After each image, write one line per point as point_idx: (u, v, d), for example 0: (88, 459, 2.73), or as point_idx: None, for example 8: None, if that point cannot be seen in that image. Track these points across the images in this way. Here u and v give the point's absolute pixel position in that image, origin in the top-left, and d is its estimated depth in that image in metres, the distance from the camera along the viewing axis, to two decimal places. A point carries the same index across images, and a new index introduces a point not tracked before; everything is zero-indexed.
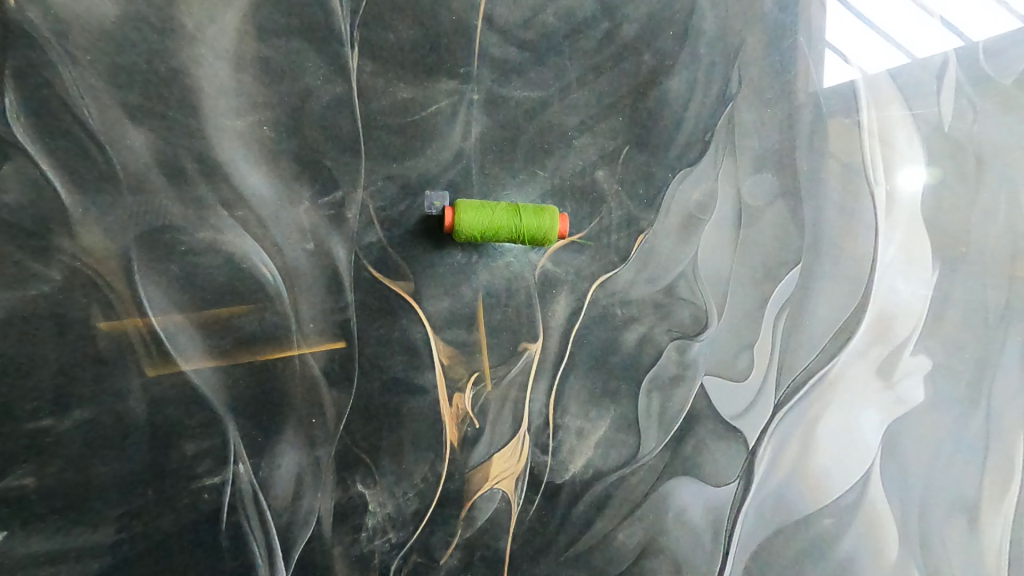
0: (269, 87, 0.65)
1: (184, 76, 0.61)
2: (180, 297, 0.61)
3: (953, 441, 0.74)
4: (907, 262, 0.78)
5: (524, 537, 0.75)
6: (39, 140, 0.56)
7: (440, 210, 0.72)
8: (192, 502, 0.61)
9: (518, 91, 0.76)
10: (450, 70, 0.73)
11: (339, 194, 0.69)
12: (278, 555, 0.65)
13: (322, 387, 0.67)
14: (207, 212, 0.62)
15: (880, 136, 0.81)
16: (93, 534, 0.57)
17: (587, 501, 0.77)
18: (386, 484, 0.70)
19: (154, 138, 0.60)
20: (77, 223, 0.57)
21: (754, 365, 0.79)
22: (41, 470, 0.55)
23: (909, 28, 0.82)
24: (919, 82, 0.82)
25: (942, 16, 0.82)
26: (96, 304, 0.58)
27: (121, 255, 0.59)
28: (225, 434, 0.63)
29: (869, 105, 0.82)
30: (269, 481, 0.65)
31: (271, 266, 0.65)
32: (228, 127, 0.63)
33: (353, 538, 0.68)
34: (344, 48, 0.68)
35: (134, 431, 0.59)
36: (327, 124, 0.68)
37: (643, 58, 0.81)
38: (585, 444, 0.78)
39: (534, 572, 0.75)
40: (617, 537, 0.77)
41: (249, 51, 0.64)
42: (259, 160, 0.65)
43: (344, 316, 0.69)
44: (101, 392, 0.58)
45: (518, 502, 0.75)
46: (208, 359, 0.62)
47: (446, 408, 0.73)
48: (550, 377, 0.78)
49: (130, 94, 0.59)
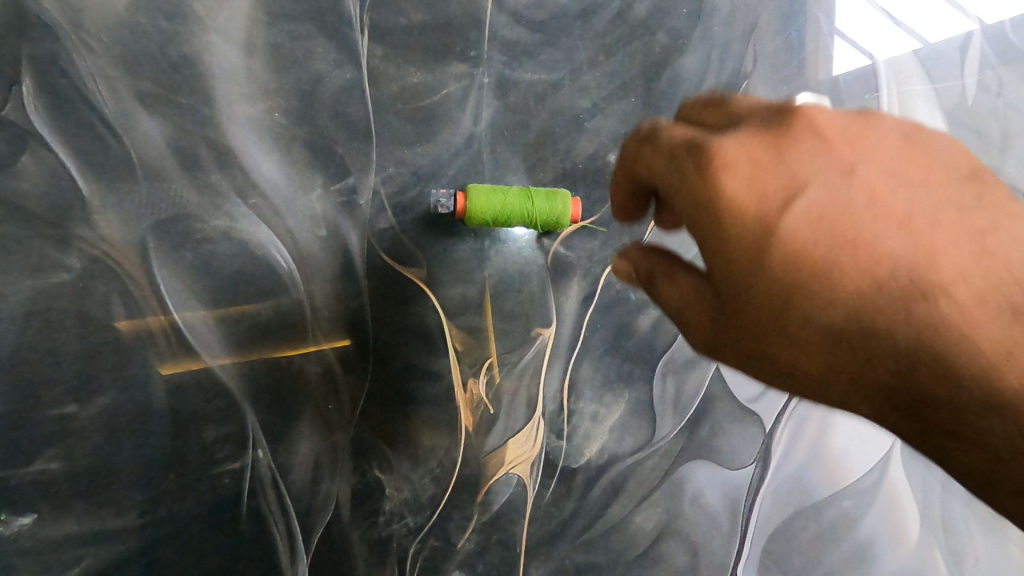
0: (280, 74, 0.64)
1: (196, 63, 0.61)
2: (196, 285, 0.61)
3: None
4: None
5: (540, 521, 0.76)
6: (57, 126, 0.55)
7: (447, 203, 0.72)
8: (213, 486, 0.61)
9: (529, 73, 0.76)
10: (460, 53, 0.73)
11: (350, 180, 0.68)
12: (298, 538, 0.66)
13: (338, 373, 0.68)
14: (221, 200, 0.62)
15: (900, 112, 0.82)
16: (118, 517, 0.58)
17: (602, 486, 0.79)
18: (403, 470, 0.72)
19: (167, 125, 0.60)
20: (95, 211, 0.57)
21: None
22: (67, 454, 0.56)
23: (930, 20, 0.83)
24: (941, 57, 0.82)
25: (979, 17, 0.82)
26: (116, 292, 0.57)
27: (139, 244, 0.58)
28: (245, 422, 0.63)
29: (890, 84, 0.83)
30: (288, 467, 0.65)
31: (285, 253, 0.65)
32: (241, 114, 0.63)
33: (371, 522, 0.70)
34: (355, 33, 0.68)
35: (155, 418, 0.59)
36: (339, 110, 0.67)
37: (655, 37, 0.80)
38: (599, 429, 0.80)
39: (551, 555, 0.76)
40: (634, 520, 0.79)
41: (260, 36, 0.63)
42: (271, 147, 0.64)
43: (359, 302, 0.70)
44: (121, 379, 0.58)
45: (533, 486, 0.77)
46: (227, 349, 0.62)
47: (461, 394, 0.75)
48: (564, 363, 0.79)
49: (142, 83, 0.59)
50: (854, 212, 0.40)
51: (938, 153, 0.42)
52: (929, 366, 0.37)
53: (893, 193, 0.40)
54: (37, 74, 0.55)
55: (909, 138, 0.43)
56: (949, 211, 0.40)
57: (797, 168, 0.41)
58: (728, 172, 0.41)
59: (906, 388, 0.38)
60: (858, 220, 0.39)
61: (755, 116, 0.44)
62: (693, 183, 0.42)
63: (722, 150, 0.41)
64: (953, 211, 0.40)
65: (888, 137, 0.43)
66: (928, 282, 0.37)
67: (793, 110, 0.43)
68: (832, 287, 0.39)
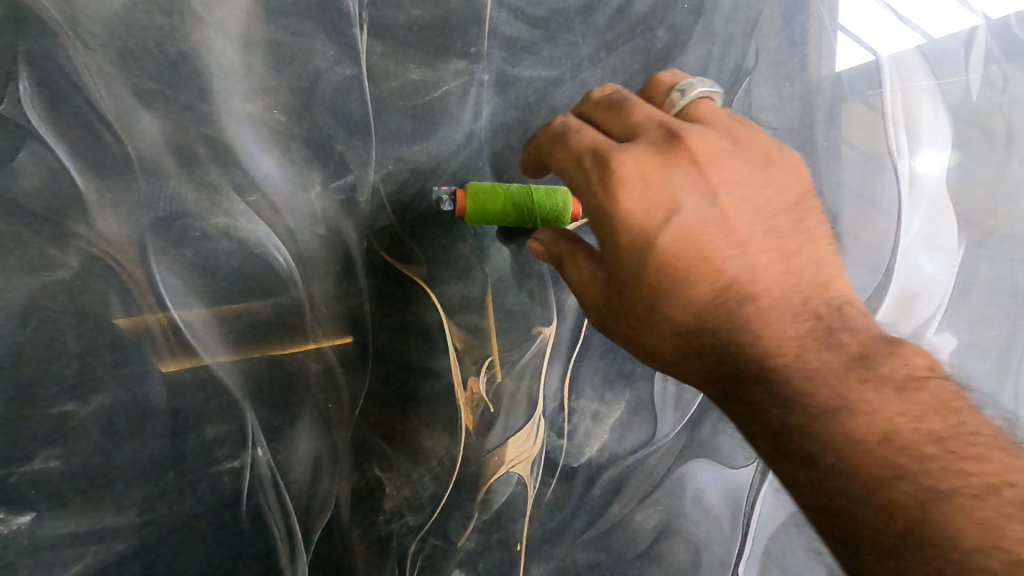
0: (279, 70, 0.62)
1: (195, 61, 0.57)
2: (195, 283, 0.60)
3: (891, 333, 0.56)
4: (930, 240, 0.92)
5: (541, 516, 0.84)
6: (49, 117, 0.51)
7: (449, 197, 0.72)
8: (213, 485, 0.61)
9: (529, 70, 0.76)
10: (461, 49, 0.72)
11: (350, 178, 0.68)
12: (297, 535, 0.67)
13: (338, 372, 0.69)
14: (219, 196, 0.60)
15: (904, 108, 0.91)
16: (117, 516, 0.57)
17: (603, 486, 0.88)
18: (402, 468, 0.75)
19: (166, 123, 0.57)
20: (93, 209, 0.54)
21: None
22: (66, 453, 0.54)
23: (930, 16, 0.90)
24: (944, 52, 0.91)
25: (981, 15, 0.91)
26: (115, 291, 0.55)
27: (137, 241, 0.56)
28: (244, 421, 0.63)
29: (894, 79, 0.90)
30: (288, 466, 0.66)
31: (283, 250, 0.64)
32: (239, 110, 0.60)
33: (371, 520, 0.73)
34: (354, 29, 0.65)
35: (154, 418, 0.58)
36: (337, 106, 0.65)
37: (657, 34, 0.80)
38: (599, 428, 0.87)
39: (555, 552, 0.85)
40: (636, 519, 0.89)
41: (258, 32, 0.60)
42: (269, 143, 0.62)
43: (359, 301, 0.70)
44: (119, 378, 0.56)
45: (534, 486, 0.84)
46: (226, 347, 0.62)
47: (462, 392, 0.78)
48: (564, 361, 0.84)
49: (142, 81, 0.55)
50: (707, 230, 0.55)
51: (778, 196, 0.59)
52: (728, 350, 0.54)
53: (735, 216, 0.56)
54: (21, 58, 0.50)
55: (750, 169, 0.58)
56: (766, 240, 0.57)
57: (674, 190, 0.55)
58: (625, 185, 0.54)
59: (722, 355, 0.54)
60: (703, 232, 0.55)
61: (650, 135, 0.57)
62: (600, 198, 0.55)
63: (620, 166, 0.54)
64: (766, 240, 0.57)
65: (736, 166, 0.58)
66: (737, 290, 0.54)
67: (679, 135, 0.56)
68: (680, 289, 0.54)
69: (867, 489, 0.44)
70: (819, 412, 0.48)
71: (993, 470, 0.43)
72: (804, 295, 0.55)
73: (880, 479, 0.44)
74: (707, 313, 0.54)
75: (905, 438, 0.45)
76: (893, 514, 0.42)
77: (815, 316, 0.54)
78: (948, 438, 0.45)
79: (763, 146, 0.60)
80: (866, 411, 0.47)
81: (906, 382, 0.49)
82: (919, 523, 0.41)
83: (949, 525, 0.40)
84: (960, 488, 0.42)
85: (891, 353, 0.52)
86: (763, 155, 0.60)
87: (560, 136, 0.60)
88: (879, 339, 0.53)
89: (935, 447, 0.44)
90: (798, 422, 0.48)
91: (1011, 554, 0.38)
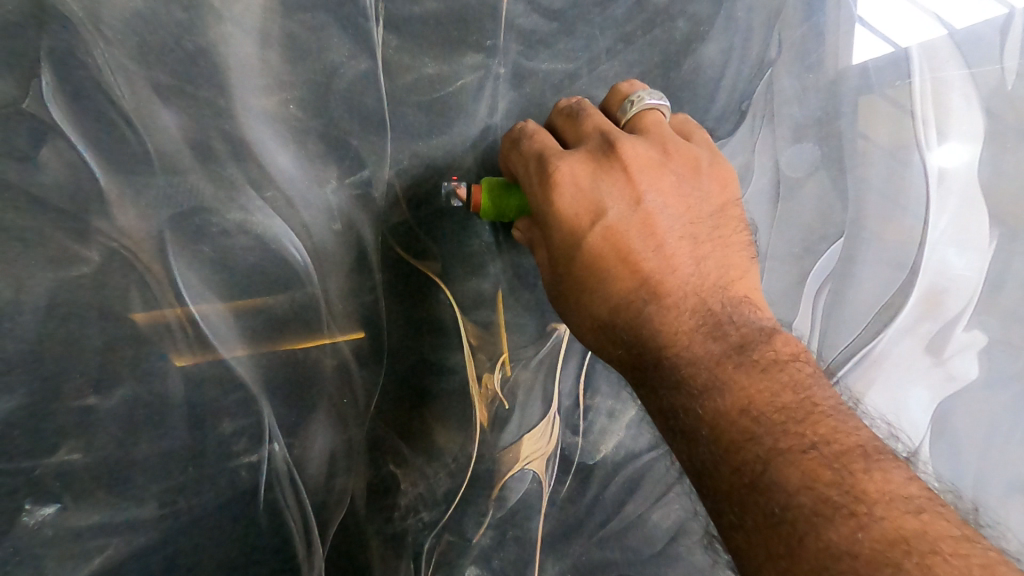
0: (296, 66, 0.61)
1: (213, 56, 0.56)
2: (213, 277, 0.59)
3: (776, 326, 0.63)
4: (960, 234, 0.94)
5: (555, 512, 0.87)
6: (64, 105, 0.49)
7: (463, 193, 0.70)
8: (231, 480, 0.61)
9: (545, 63, 0.75)
10: (476, 43, 0.71)
11: (365, 173, 0.68)
12: (314, 530, 0.68)
13: (353, 368, 0.69)
14: (237, 193, 0.60)
15: (934, 98, 0.91)
16: (138, 508, 0.57)
17: (618, 484, 0.91)
18: (417, 464, 0.75)
19: (185, 118, 0.56)
20: (114, 204, 0.53)
21: (800, 329, 0.95)
22: (88, 446, 0.53)
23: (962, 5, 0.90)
24: (976, 42, 0.91)
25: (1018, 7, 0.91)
26: (135, 287, 0.54)
27: (157, 237, 0.56)
28: (261, 416, 0.63)
29: (924, 68, 0.90)
30: (304, 461, 0.66)
31: (299, 245, 0.64)
32: (256, 106, 0.59)
33: (386, 516, 0.74)
34: (370, 23, 0.64)
35: (173, 413, 0.57)
36: (352, 102, 0.65)
37: (676, 25, 0.78)
38: (615, 425, 0.90)
39: (570, 548, 0.88)
40: (650, 517, 0.93)
41: (275, 26, 0.59)
42: (287, 139, 0.62)
43: (373, 297, 0.71)
44: (139, 373, 0.55)
45: (549, 483, 0.86)
46: (242, 342, 0.62)
47: (477, 389, 0.79)
48: (579, 358, 0.87)
49: (159, 75, 0.54)
50: (629, 233, 0.62)
51: (693, 206, 0.67)
52: (634, 338, 0.61)
53: (657, 220, 0.64)
54: (32, 42, 0.47)
55: (674, 176, 0.66)
56: (681, 244, 0.64)
57: (601, 196, 0.62)
58: (561, 191, 0.61)
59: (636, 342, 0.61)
60: (619, 233, 0.62)
61: (590, 143, 0.64)
62: (540, 200, 0.62)
63: (558, 173, 0.61)
64: (681, 244, 0.64)
65: (663, 177, 0.65)
66: (647, 287, 0.61)
67: (614, 145, 0.63)
68: (602, 287, 0.62)
69: (724, 449, 0.53)
70: (698, 388, 0.56)
71: (822, 433, 0.51)
72: (704, 294, 0.62)
73: (735, 444, 0.52)
74: (624, 305, 0.61)
75: (761, 408, 0.53)
76: (742, 467, 0.51)
77: (709, 313, 0.61)
78: (799, 410, 0.53)
79: (690, 159, 0.67)
80: (733, 388, 0.55)
81: (769, 364, 0.57)
82: (760, 475, 0.50)
83: (781, 477, 0.49)
84: (794, 446, 0.50)
85: (765, 340, 0.59)
86: (691, 167, 0.67)
87: (515, 140, 0.66)
88: (758, 328, 0.61)
89: (783, 415, 0.53)
90: (678, 397, 0.57)
91: (821, 494, 0.47)
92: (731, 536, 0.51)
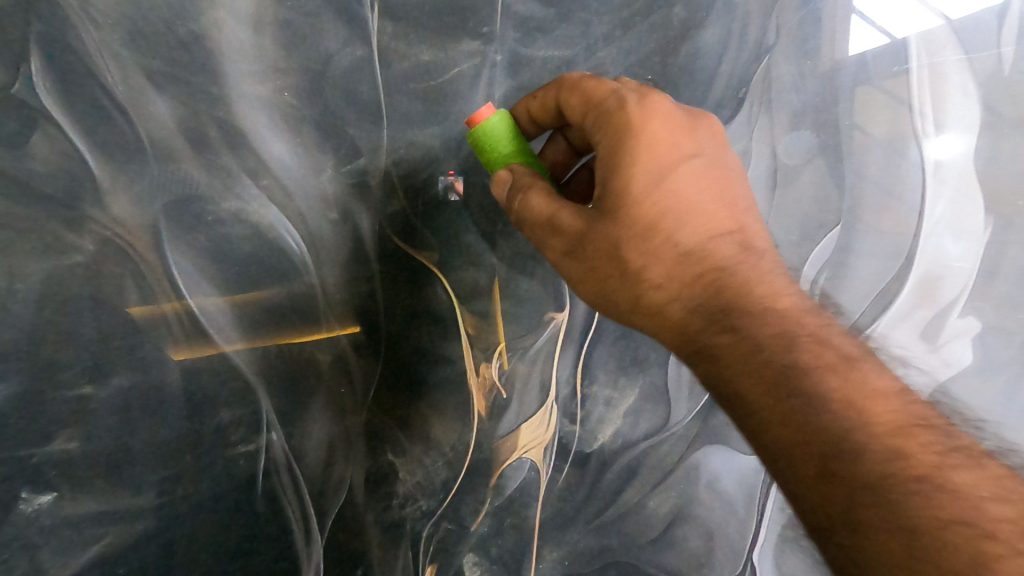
0: (290, 52, 0.60)
1: (206, 42, 0.55)
2: (209, 267, 0.59)
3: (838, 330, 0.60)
4: (958, 222, 0.91)
5: (552, 500, 0.88)
6: (55, 91, 0.49)
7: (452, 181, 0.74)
8: (228, 469, 0.60)
9: (543, 50, 0.75)
10: (473, 30, 0.71)
11: (360, 162, 0.67)
12: (312, 519, 0.67)
13: (351, 358, 0.70)
14: (232, 181, 0.59)
15: (931, 84, 0.91)
16: (135, 497, 0.55)
17: (615, 472, 0.92)
18: (415, 454, 0.76)
19: (178, 105, 0.55)
20: (107, 192, 0.52)
21: None
22: (84, 434, 0.52)
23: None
24: (974, 29, 0.91)
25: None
26: (130, 276, 0.54)
27: (152, 226, 0.55)
28: (258, 405, 0.62)
29: (921, 54, 0.91)
30: (302, 450, 0.66)
31: (295, 235, 0.64)
32: (250, 93, 0.59)
33: (385, 504, 0.74)
34: (364, 9, 0.64)
35: (169, 402, 0.57)
36: (347, 88, 0.64)
37: (674, 11, 0.79)
38: (612, 414, 0.91)
39: (566, 535, 0.89)
40: (647, 505, 0.92)
41: (268, 12, 0.58)
42: (280, 126, 0.61)
43: (370, 286, 0.70)
44: (135, 363, 0.55)
45: (546, 471, 0.87)
46: (241, 335, 0.62)
47: (474, 378, 0.80)
48: (577, 348, 0.87)
49: (152, 61, 0.53)
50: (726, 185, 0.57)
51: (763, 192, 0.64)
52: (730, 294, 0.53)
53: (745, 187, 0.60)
54: (22, 26, 0.47)
55: None
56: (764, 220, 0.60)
57: (701, 137, 0.58)
58: (658, 114, 0.56)
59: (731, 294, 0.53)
60: (700, 180, 0.56)
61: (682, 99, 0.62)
62: (638, 118, 0.56)
63: (656, 99, 0.58)
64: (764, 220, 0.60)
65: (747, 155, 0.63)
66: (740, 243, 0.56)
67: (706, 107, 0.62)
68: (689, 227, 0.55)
69: (875, 432, 0.44)
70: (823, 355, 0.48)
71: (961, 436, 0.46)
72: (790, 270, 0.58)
73: (893, 429, 0.44)
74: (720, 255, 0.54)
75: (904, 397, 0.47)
76: (904, 455, 0.43)
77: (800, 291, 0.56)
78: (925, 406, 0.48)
79: None
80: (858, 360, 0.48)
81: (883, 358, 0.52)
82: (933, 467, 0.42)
83: (956, 476, 0.42)
84: (960, 445, 0.44)
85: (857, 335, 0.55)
86: None
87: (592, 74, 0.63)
88: None
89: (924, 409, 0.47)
90: (800, 362, 0.48)
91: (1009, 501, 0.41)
92: (892, 540, 0.39)
